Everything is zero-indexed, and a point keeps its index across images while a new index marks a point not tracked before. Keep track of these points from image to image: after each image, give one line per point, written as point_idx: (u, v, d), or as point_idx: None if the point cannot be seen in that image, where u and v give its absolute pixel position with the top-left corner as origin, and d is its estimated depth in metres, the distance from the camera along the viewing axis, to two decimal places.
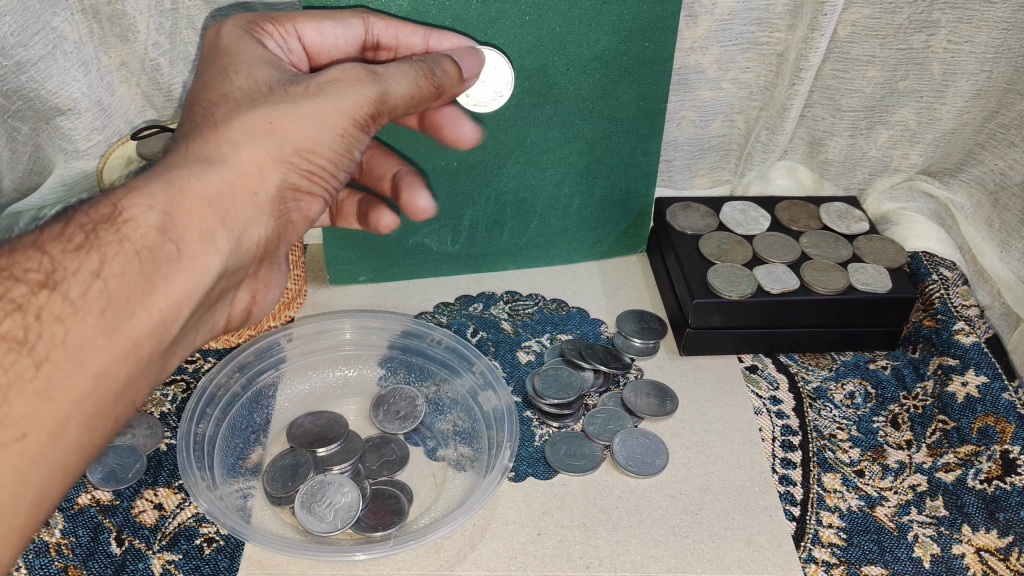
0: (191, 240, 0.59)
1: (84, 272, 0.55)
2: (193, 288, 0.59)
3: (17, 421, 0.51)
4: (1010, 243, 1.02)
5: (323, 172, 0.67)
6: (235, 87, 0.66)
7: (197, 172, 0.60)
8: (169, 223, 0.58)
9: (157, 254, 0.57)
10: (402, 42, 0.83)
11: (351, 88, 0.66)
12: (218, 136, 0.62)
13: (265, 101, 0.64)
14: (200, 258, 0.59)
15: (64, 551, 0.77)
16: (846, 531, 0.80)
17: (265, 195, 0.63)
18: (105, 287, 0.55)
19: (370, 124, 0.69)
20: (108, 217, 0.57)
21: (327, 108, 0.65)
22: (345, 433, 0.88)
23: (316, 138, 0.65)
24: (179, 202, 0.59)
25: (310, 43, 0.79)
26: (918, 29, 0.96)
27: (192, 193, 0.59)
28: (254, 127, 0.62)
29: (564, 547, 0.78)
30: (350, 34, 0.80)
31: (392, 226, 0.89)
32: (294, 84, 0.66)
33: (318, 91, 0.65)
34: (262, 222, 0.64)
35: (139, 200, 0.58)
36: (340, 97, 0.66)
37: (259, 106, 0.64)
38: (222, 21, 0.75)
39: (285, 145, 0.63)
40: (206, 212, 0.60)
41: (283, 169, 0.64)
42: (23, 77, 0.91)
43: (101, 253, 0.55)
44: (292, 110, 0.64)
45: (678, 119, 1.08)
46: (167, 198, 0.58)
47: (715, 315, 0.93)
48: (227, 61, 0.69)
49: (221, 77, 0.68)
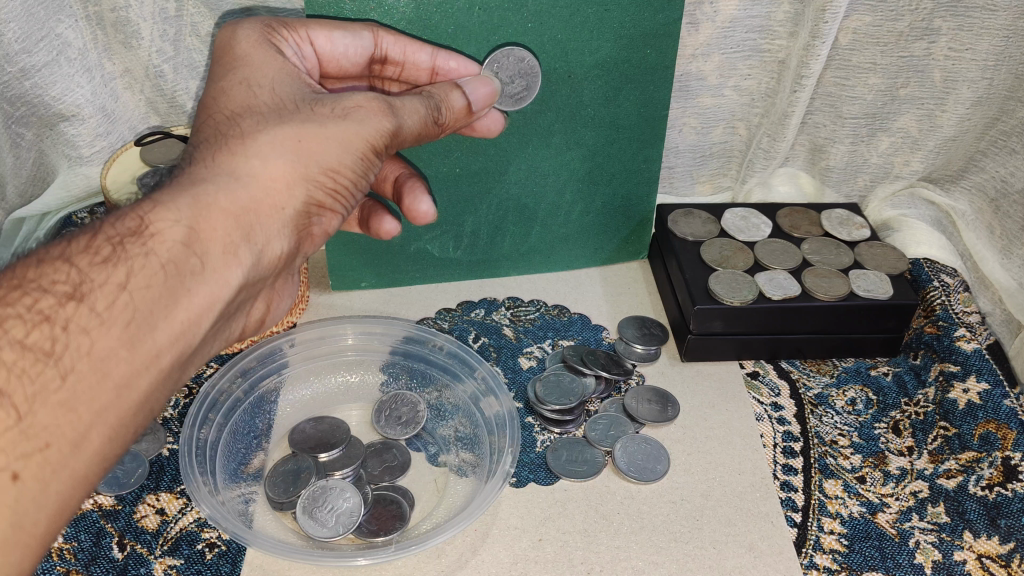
0: (215, 253, 0.59)
1: (111, 285, 0.55)
2: (214, 300, 0.60)
3: (40, 431, 0.51)
4: (1011, 251, 1.02)
5: (345, 190, 0.68)
6: (259, 102, 0.66)
7: (224, 186, 0.60)
8: (194, 238, 0.58)
9: (182, 267, 0.57)
10: (409, 58, 0.83)
11: (372, 116, 0.67)
12: (245, 149, 0.62)
13: (291, 118, 0.65)
14: (223, 270, 0.60)
15: (66, 555, 0.77)
16: (847, 537, 0.81)
17: (290, 211, 0.64)
18: (130, 299, 0.55)
19: (382, 153, 0.70)
20: (135, 230, 0.57)
21: (351, 132, 0.66)
22: (347, 438, 0.88)
23: (341, 159, 0.65)
24: (206, 216, 0.59)
25: (320, 51, 0.78)
26: (919, 36, 0.97)
27: (219, 208, 0.60)
28: (281, 144, 0.63)
29: (564, 553, 0.78)
30: (359, 45, 0.80)
31: (393, 234, 0.89)
32: (319, 104, 0.67)
33: (341, 115, 0.66)
34: (284, 237, 0.65)
35: (167, 213, 0.58)
36: (364, 124, 0.66)
37: (286, 123, 0.64)
38: (237, 26, 0.74)
39: (312, 164, 0.64)
40: (231, 227, 0.60)
41: (308, 187, 0.64)
42: (27, 83, 0.91)
43: (128, 266, 0.56)
44: (319, 131, 0.64)
45: (680, 126, 1.08)
46: (193, 213, 0.59)
47: (716, 322, 0.93)
48: (247, 73, 0.69)
49: (242, 86, 0.68)
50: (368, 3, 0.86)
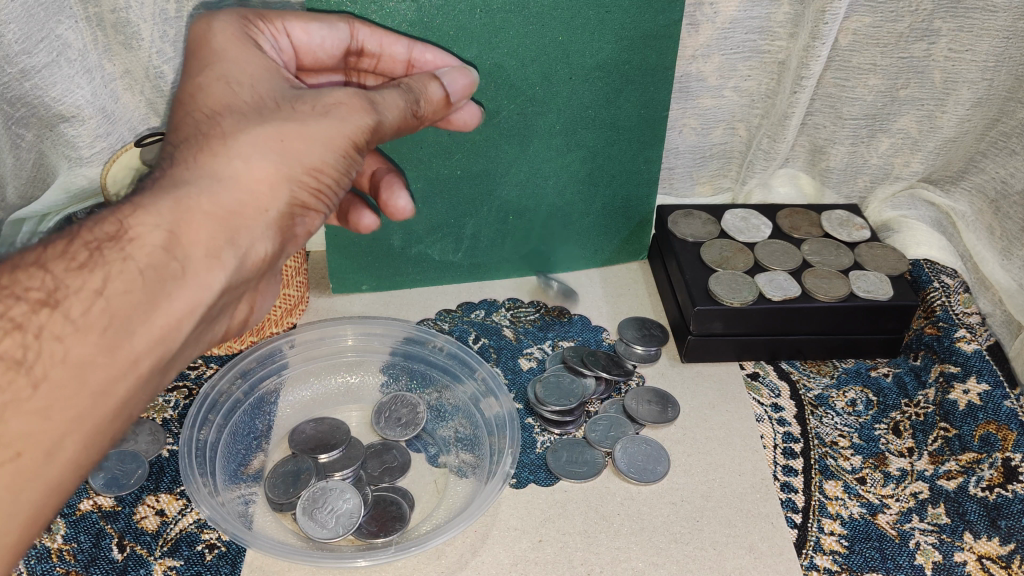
0: (197, 256, 0.58)
1: (87, 291, 0.54)
2: (196, 304, 0.59)
3: (12, 440, 0.51)
4: (1011, 252, 1.02)
5: (328, 190, 0.68)
6: (240, 101, 0.66)
7: (206, 188, 0.60)
8: (174, 242, 0.58)
9: (162, 272, 0.57)
10: (385, 50, 0.83)
11: (352, 115, 0.67)
12: (227, 150, 0.62)
13: (272, 117, 0.64)
14: (205, 273, 0.59)
15: (65, 556, 0.77)
16: (848, 538, 0.81)
17: (273, 212, 0.63)
18: (107, 304, 0.54)
19: (364, 150, 0.70)
20: (113, 235, 0.56)
21: (332, 130, 0.66)
22: (347, 439, 0.88)
23: (323, 158, 0.65)
24: (187, 220, 0.58)
25: (297, 42, 0.78)
26: (919, 37, 0.97)
27: (201, 212, 0.59)
28: (263, 144, 0.63)
29: (564, 554, 0.78)
30: (336, 36, 0.80)
31: (371, 228, 0.87)
32: (300, 102, 0.67)
33: (322, 113, 0.66)
34: (268, 239, 0.64)
35: (147, 217, 0.57)
36: (344, 122, 0.66)
37: (266, 122, 0.64)
38: (213, 17, 0.73)
39: (294, 165, 0.64)
40: (214, 230, 0.59)
41: (292, 187, 0.64)
42: (26, 83, 0.91)
43: (105, 271, 0.55)
44: (301, 130, 0.64)
45: (680, 127, 1.08)
46: (174, 217, 0.58)
47: (716, 323, 0.93)
48: (224, 68, 0.68)
49: (221, 83, 0.67)
50: (368, 4, 0.86)
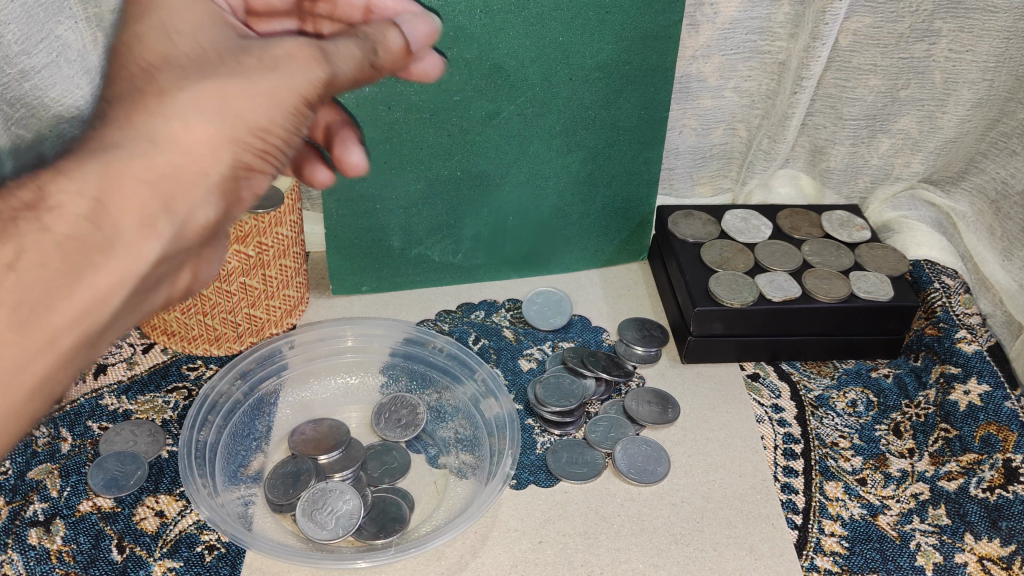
0: (127, 224, 0.46)
1: None
2: (126, 279, 0.46)
3: None
4: (1012, 253, 1.01)
5: (277, 154, 0.55)
6: (179, 51, 0.54)
7: (138, 150, 0.47)
8: (101, 210, 0.45)
9: (86, 242, 0.44)
10: None
11: (303, 67, 0.54)
12: (163, 107, 0.49)
13: (212, 72, 0.52)
14: (137, 243, 0.46)
15: (64, 558, 0.77)
16: (848, 539, 0.80)
17: (216, 177, 0.51)
18: (20, 281, 0.42)
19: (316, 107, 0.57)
20: (29, 203, 0.43)
21: (281, 85, 0.53)
22: (347, 441, 0.88)
23: (273, 118, 0.53)
24: (115, 183, 0.46)
25: None
26: (919, 38, 0.97)
27: (132, 176, 0.47)
28: (203, 102, 0.50)
29: (564, 555, 0.78)
30: None
31: (324, 184, 0.74)
32: (244, 55, 0.54)
33: (270, 66, 0.53)
34: (210, 207, 0.51)
35: (67, 181, 0.44)
36: (293, 76, 0.54)
37: (206, 77, 0.51)
38: None
39: (238, 124, 0.51)
40: (147, 196, 0.47)
41: (236, 150, 0.52)
42: (25, 85, 0.87)
43: (16, 243, 0.42)
44: (245, 86, 0.52)
45: (680, 127, 1.08)
46: (100, 182, 0.45)
47: (716, 324, 0.93)
48: (166, 15, 0.56)
49: (158, 32, 0.55)
50: None
